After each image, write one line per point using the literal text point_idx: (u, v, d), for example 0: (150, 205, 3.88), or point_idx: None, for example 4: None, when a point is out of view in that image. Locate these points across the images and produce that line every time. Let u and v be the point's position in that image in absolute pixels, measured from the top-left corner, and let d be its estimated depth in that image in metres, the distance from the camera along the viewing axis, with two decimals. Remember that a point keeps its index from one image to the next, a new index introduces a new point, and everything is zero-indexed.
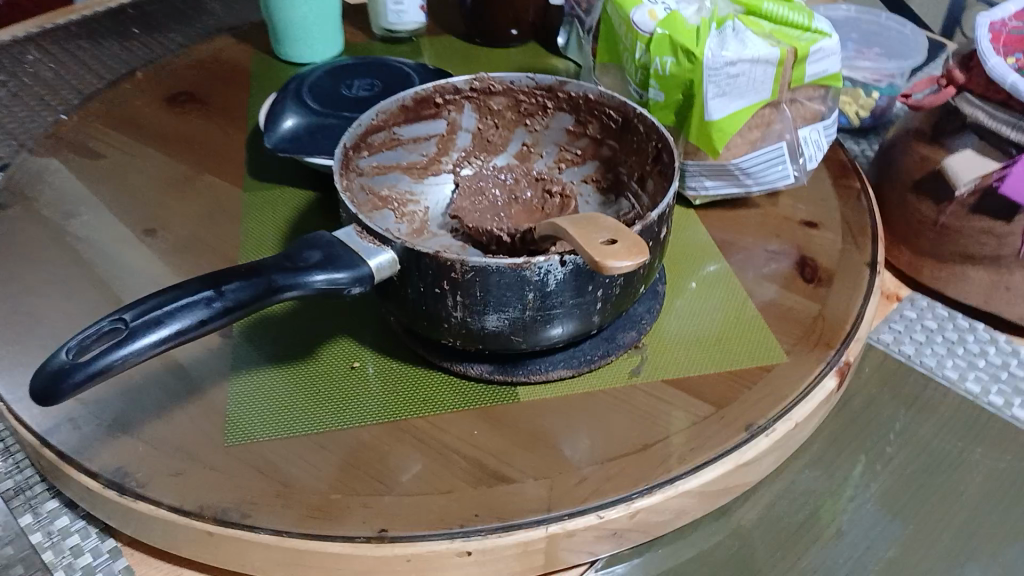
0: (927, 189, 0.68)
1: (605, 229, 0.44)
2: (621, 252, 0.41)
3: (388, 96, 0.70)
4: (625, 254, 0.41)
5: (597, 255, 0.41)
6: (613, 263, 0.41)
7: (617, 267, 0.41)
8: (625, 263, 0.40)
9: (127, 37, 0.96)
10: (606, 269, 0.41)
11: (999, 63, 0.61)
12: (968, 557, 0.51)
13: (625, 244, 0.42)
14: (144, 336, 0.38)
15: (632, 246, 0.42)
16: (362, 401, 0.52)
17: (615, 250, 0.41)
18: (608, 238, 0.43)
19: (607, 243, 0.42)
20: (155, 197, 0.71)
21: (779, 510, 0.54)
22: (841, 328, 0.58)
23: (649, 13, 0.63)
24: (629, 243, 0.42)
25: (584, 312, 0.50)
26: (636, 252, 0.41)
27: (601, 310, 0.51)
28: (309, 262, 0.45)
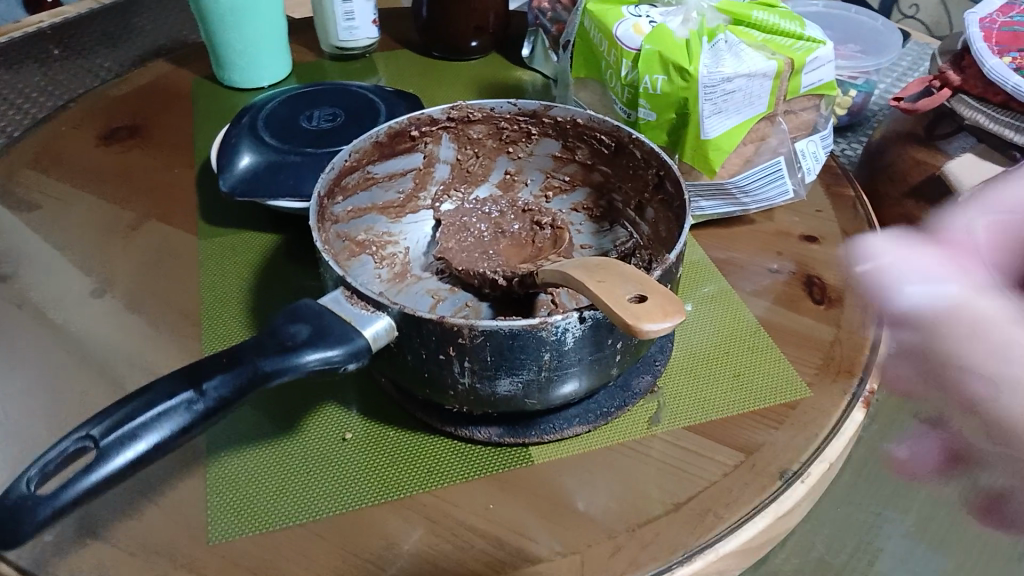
0: (926, 194, 0.65)
1: (631, 283, 0.40)
2: (655, 311, 0.37)
3: (353, 127, 0.65)
4: (660, 313, 0.37)
5: (629, 317, 0.37)
6: (648, 326, 0.37)
7: (653, 329, 0.37)
8: (663, 325, 0.36)
9: (48, 62, 0.87)
10: (641, 333, 0.37)
11: (997, 64, 0.59)
12: None
13: (657, 300, 0.38)
14: (115, 458, 0.33)
15: (665, 304, 0.38)
16: (358, 477, 0.47)
17: (647, 309, 0.38)
18: (636, 294, 0.39)
19: (636, 300, 0.39)
20: (99, 248, 0.64)
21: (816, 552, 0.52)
22: (860, 351, 0.55)
23: (634, 26, 0.60)
24: (661, 299, 0.38)
25: (603, 367, 0.45)
26: (671, 310, 0.37)
27: (620, 361, 0.46)
28: (297, 339, 0.39)
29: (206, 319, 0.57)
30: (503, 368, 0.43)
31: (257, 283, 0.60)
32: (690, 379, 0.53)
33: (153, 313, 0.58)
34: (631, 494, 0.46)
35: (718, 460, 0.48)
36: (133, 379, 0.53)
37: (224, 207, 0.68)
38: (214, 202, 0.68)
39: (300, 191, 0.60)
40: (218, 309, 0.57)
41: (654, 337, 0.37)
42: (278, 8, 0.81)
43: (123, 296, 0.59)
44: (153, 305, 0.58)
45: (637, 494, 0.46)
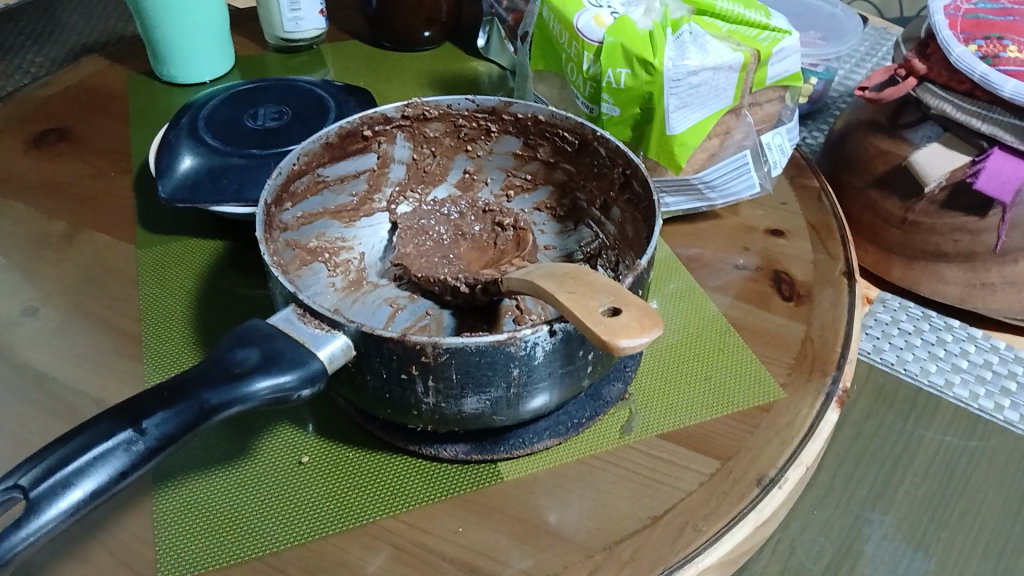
0: (893, 183, 0.64)
1: (604, 295, 0.38)
2: (631, 326, 0.35)
3: (302, 125, 0.61)
4: (636, 329, 0.35)
5: (603, 333, 0.35)
6: (624, 343, 0.34)
7: (629, 345, 0.34)
8: (638, 342, 0.34)
9: None
10: (617, 349, 0.35)
11: (963, 52, 0.57)
12: None
13: (632, 314, 0.36)
14: (47, 510, 0.31)
15: (643, 317, 0.36)
16: (315, 502, 0.44)
17: (623, 324, 0.35)
18: (610, 306, 0.37)
19: (610, 313, 0.37)
20: (31, 263, 0.60)
21: (798, 559, 0.53)
22: (833, 349, 0.53)
23: (595, 18, 0.57)
24: (637, 312, 0.36)
25: (575, 378, 0.43)
26: (648, 324, 0.35)
27: (591, 372, 0.44)
28: (245, 365, 0.36)
29: (146, 338, 0.53)
30: (470, 386, 0.40)
31: (202, 295, 0.57)
32: (663, 384, 0.51)
33: (90, 333, 0.54)
34: (605, 510, 0.44)
35: (693, 469, 0.46)
36: (70, 407, 0.49)
37: (165, 214, 0.64)
38: (153, 209, 0.65)
39: (245, 197, 0.56)
40: (159, 327, 0.54)
41: (630, 354, 0.35)
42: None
43: (57, 316, 0.55)
44: (90, 324, 0.55)
45: (612, 509, 0.44)
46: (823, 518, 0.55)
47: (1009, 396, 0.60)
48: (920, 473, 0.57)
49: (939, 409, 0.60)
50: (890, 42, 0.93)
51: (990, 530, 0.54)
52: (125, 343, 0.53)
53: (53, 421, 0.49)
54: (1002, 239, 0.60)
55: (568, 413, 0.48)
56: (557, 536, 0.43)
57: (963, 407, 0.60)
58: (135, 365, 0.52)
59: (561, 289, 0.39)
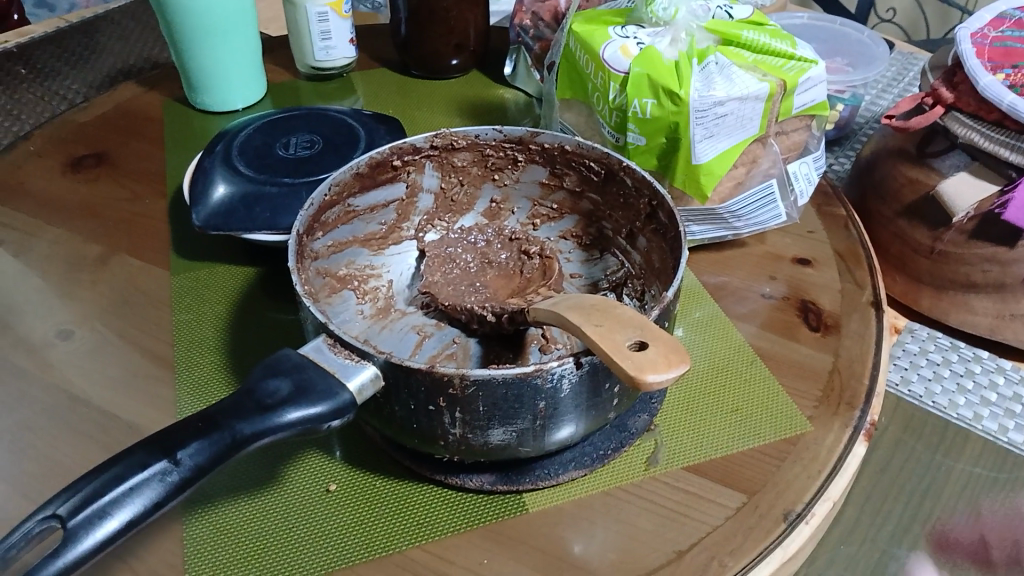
0: (921, 213, 0.63)
1: (632, 330, 0.38)
2: (658, 361, 0.35)
3: (332, 154, 0.62)
4: (663, 364, 0.35)
5: (629, 366, 0.35)
6: (651, 377, 0.34)
7: (656, 381, 0.35)
8: (666, 377, 0.34)
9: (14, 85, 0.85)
10: (644, 385, 0.35)
11: (991, 81, 0.57)
12: None
13: (659, 349, 0.36)
14: (84, 539, 0.31)
15: (671, 352, 0.36)
16: (342, 531, 0.45)
17: (650, 358, 0.35)
18: (636, 340, 0.37)
19: (636, 347, 0.37)
20: (68, 286, 0.61)
21: None
22: (862, 381, 0.53)
23: (622, 48, 0.58)
24: (664, 348, 0.36)
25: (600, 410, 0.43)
26: (675, 360, 0.35)
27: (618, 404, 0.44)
28: (277, 396, 0.37)
29: (178, 363, 0.54)
30: (496, 418, 0.40)
31: (233, 321, 0.58)
32: (687, 415, 0.51)
33: (122, 357, 0.55)
34: (630, 543, 0.44)
35: (720, 504, 0.46)
36: (102, 431, 0.50)
37: (197, 239, 0.65)
38: (185, 234, 0.66)
39: (276, 225, 0.57)
40: (191, 352, 0.55)
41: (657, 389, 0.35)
42: (252, 29, 0.79)
43: (90, 340, 0.57)
44: (123, 349, 0.56)
45: (637, 543, 0.44)
46: (850, 552, 0.54)
47: None
48: (949, 506, 0.56)
49: (967, 442, 0.59)
50: (917, 67, 0.93)
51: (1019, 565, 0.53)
52: (157, 369, 0.54)
53: (86, 444, 0.50)
54: None
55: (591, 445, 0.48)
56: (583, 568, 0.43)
57: (991, 440, 0.59)
58: (167, 389, 0.53)
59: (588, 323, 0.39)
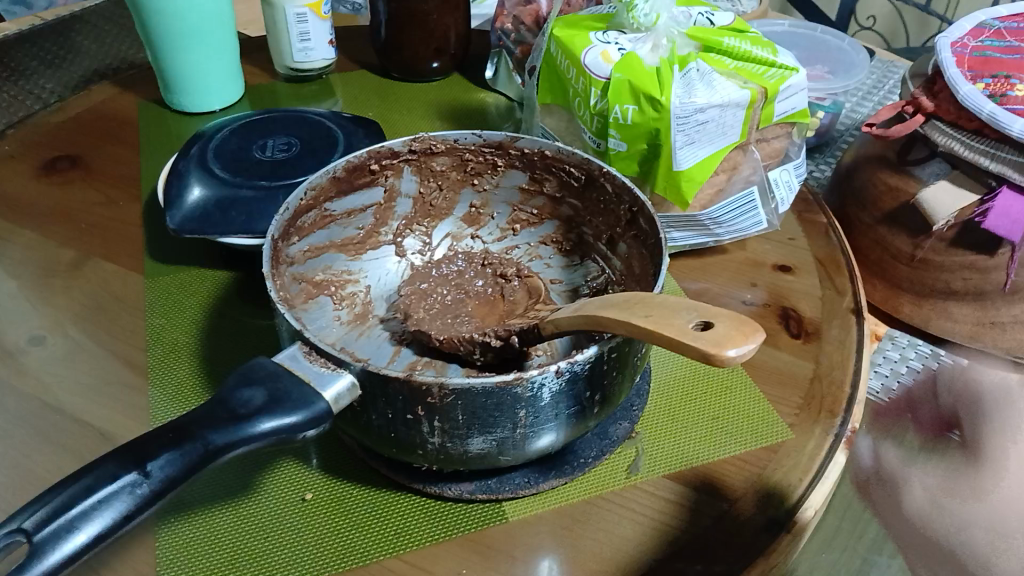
0: (902, 220, 0.63)
1: (687, 312, 0.36)
2: (733, 334, 0.34)
3: (310, 157, 0.61)
4: (739, 336, 0.33)
5: (705, 344, 0.33)
6: (732, 352, 0.33)
7: (736, 355, 0.33)
8: (747, 349, 0.33)
9: None
10: (722, 360, 0.33)
11: (971, 90, 0.57)
12: None
13: (726, 323, 0.34)
14: (51, 553, 0.31)
15: (739, 325, 0.34)
16: (317, 542, 0.44)
17: (723, 333, 0.34)
18: (698, 321, 0.35)
19: (700, 328, 0.35)
20: (39, 291, 0.60)
21: None
22: (841, 389, 0.53)
23: (603, 54, 0.57)
24: (730, 322, 0.34)
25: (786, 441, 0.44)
26: (749, 330, 0.34)
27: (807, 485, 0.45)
28: (250, 405, 0.36)
29: (152, 371, 0.53)
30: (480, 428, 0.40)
31: (208, 327, 0.57)
32: (669, 422, 0.51)
33: (94, 363, 0.54)
34: (613, 552, 0.43)
35: (701, 512, 0.45)
36: (72, 440, 0.49)
37: (172, 243, 0.64)
38: (160, 238, 0.65)
39: (252, 228, 0.57)
40: (166, 359, 0.54)
41: (736, 363, 0.33)
42: (230, 30, 0.78)
43: (63, 347, 0.55)
44: (95, 355, 0.55)
45: (619, 553, 0.43)
46: None
47: None
48: None
49: None
50: (896, 75, 0.93)
51: None
52: (131, 376, 0.53)
53: (56, 454, 0.48)
54: (1011, 278, 0.59)
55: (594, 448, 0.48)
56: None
57: None
58: (138, 397, 0.52)
59: (636, 316, 0.37)
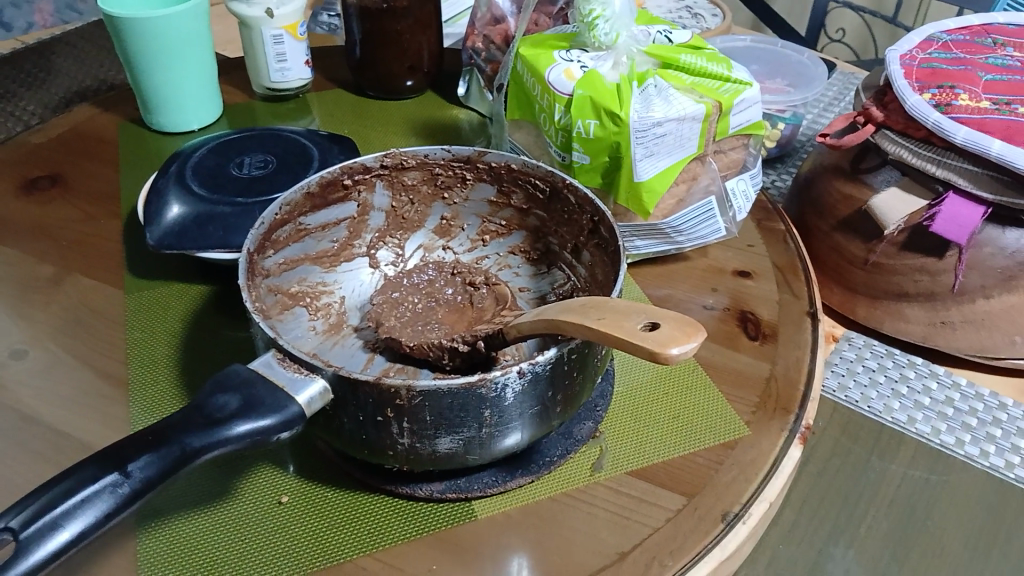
0: (856, 226, 0.66)
1: (637, 314, 0.39)
2: (678, 335, 0.36)
3: (286, 173, 0.63)
4: (683, 336, 0.36)
5: (652, 344, 0.36)
6: (675, 351, 0.35)
7: (679, 353, 0.36)
8: (689, 348, 0.35)
9: None
10: (665, 358, 0.36)
11: (917, 101, 0.60)
12: None
13: (670, 325, 0.37)
14: (36, 550, 0.32)
15: (684, 326, 0.37)
16: (293, 541, 0.45)
17: (669, 334, 0.36)
18: (647, 323, 0.38)
19: (648, 328, 0.38)
20: (21, 307, 0.61)
21: None
22: (797, 388, 0.55)
23: (566, 72, 0.60)
24: (675, 323, 0.37)
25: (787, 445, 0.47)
26: (692, 330, 0.37)
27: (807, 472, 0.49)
28: (225, 410, 0.38)
29: (133, 382, 0.55)
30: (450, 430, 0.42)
31: (187, 339, 0.59)
32: (632, 421, 0.53)
33: (77, 376, 0.56)
34: (578, 546, 0.46)
35: (661, 506, 0.48)
36: (55, 450, 0.51)
37: (151, 258, 0.66)
38: (140, 254, 0.66)
39: (229, 243, 0.59)
40: (146, 371, 0.56)
41: (679, 361, 0.36)
42: (208, 52, 0.80)
43: (45, 360, 0.57)
44: (77, 368, 0.56)
45: (584, 545, 0.46)
46: (789, 554, 0.55)
47: (970, 431, 0.62)
48: (887, 504, 0.58)
49: (902, 446, 0.61)
50: (855, 87, 0.97)
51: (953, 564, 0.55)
52: (113, 388, 0.55)
53: (40, 463, 0.50)
54: (960, 279, 0.62)
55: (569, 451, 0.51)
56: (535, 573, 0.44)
57: (925, 442, 0.61)
58: (119, 408, 0.54)
59: (588, 319, 0.40)
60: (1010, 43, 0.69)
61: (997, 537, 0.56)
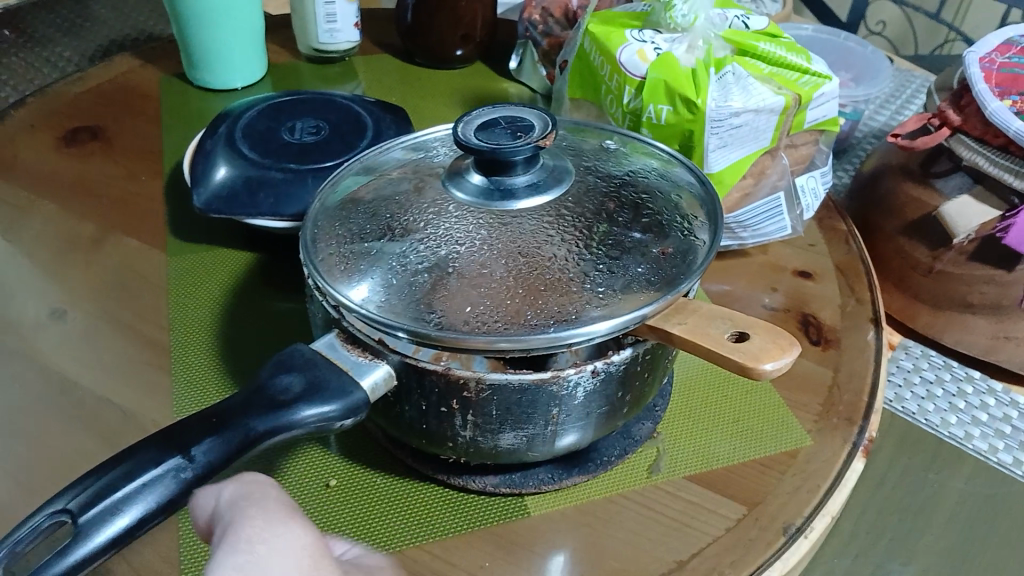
0: (922, 232, 0.63)
1: (721, 321, 0.37)
2: (769, 348, 0.35)
3: (339, 141, 0.61)
4: (775, 349, 0.35)
5: (742, 357, 0.35)
6: (768, 366, 0.34)
7: (773, 369, 0.35)
8: (783, 363, 0.34)
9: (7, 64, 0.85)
10: (756, 373, 0.35)
11: (999, 107, 0.57)
12: None
13: (761, 335, 0.36)
14: (95, 536, 0.31)
15: (774, 337, 0.36)
16: (343, 529, 0.44)
17: (759, 347, 0.35)
18: (733, 332, 0.37)
19: (735, 339, 0.36)
20: (60, 266, 0.60)
21: None
22: (861, 397, 0.54)
23: (639, 52, 0.57)
24: (765, 332, 0.36)
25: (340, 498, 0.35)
26: (784, 343, 0.36)
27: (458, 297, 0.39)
28: (290, 393, 0.36)
29: (175, 352, 0.53)
30: (346, 238, 0.43)
31: (230, 309, 0.57)
32: (690, 421, 0.51)
33: (117, 342, 0.54)
34: (633, 551, 0.44)
35: (722, 514, 0.46)
36: (96, 419, 0.49)
37: (194, 220, 0.64)
38: (184, 215, 0.65)
39: (279, 211, 0.56)
40: (189, 340, 0.54)
41: (772, 376, 0.35)
42: (256, 8, 0.77)
43: (85, 323, 0.55)
44: (117, 332, 0.55)
45: (639, 551, 0.44)
46: None
47: None
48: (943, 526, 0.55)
49: (959, 462, 0.59)
50: (915, 83, 0.94)
51: None
52: (155, 356, 0.53)
53: (81, 431, 0.49)
54: None
55: (448, 224, 0.42)
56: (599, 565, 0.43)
57: (982, 460, 0.58)
58: (163, 376, 0.52)
59: (668, 322, 0.38)
60: None
61: None
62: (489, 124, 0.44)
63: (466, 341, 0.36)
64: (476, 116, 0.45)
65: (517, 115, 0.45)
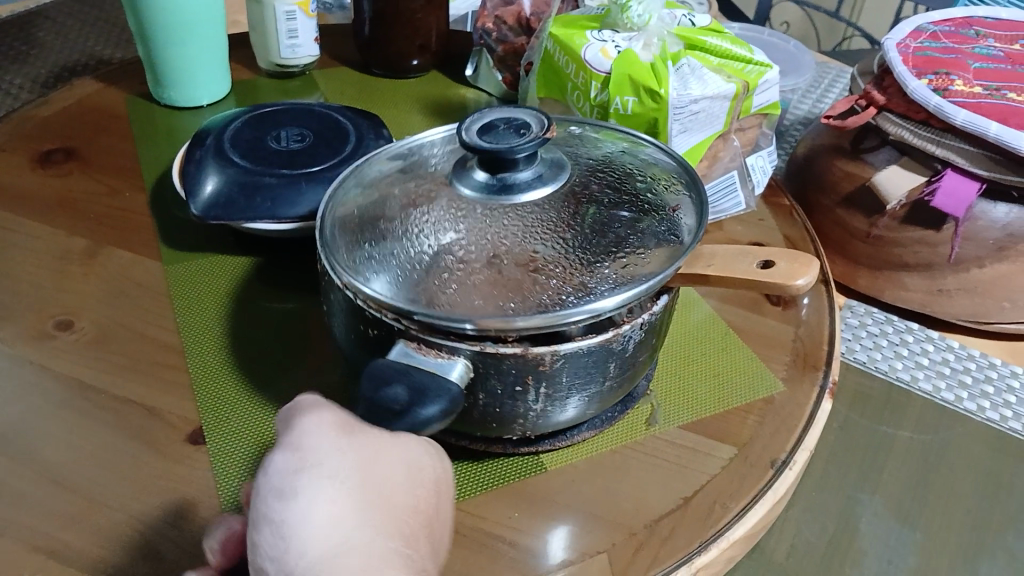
0: (857, 202, 0.70)
1: (743, 255, 0.44)
2: (797, 268, 0.43)
3: (326, 147, 0.64)
4: (801, 267, 0.43)
5: (781, 279, 0.42)
6: (803, 282, 0.42)
7: (806, 282, 0.43)
8: (812, 277, 0.43)
9: None
10: (795, 289, 0.42)
11: (919, 86, 0.64)
12: (988, 552, 0.55)
13: (784, 260, 0.44)
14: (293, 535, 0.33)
15: (796, 259, 0.44)
16: None
17: (788, 267, 0.43)
18: (759, 262, 0.44)
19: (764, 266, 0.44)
20: (57, 279, 0.61)
21: (806, 535, 0.56)
22: (822, 347, 0.60)
23: (602, 51, 0.62)
24: (785, 255, 0.44)
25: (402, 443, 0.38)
26: (805, 262, 0.44)
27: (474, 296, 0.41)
28: (401, 403, 0.38)
29: (189, 352, 0.56)
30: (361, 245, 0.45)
31: (232, 309, 0.60)
32: (677, 378, 0.57)
33: (129, 347, 0.56)
34: (643, 492, 0.48)
35: (716, 456, 0.51)
36: (120, 417, 0.52)
37: (185, 231, 0.66)
38: (173, 226, 0.67)
39: (277, 214, 0.59)
40: (203, 340, 0.57)
41: (805, 288, 0.43)
42: (220, 26, 0.79)
43: (93, 330, 0.57)
44: (126, 338, 0.57)
45: (648, 491, 0.49)
46: (820, 499, 0.58)
47: (967, 387, 0.67)
48: (903, 457, 0.61)
49: (909, 401, 0.65)
50: (832, 74, 1.03)
51: (967, 507, 0.58)
52: (168, 357, 0.56)
53: (109, 429, 0.51)
54: (956, 250, 0.66)
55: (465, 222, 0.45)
56: (614, 508, 0.48)
57: (931, 398, 0.66)
58: (181, 374, 0.54)
59: (699, 266, 0.44)
60: (990, 35, 0.75)
61: (1004, 482, 0.60)
62: (489, 126, 0.47)
63: (488, 322, 0.38)
64: (472, 120, 0.47)
65: (512, 116, 0.48)
